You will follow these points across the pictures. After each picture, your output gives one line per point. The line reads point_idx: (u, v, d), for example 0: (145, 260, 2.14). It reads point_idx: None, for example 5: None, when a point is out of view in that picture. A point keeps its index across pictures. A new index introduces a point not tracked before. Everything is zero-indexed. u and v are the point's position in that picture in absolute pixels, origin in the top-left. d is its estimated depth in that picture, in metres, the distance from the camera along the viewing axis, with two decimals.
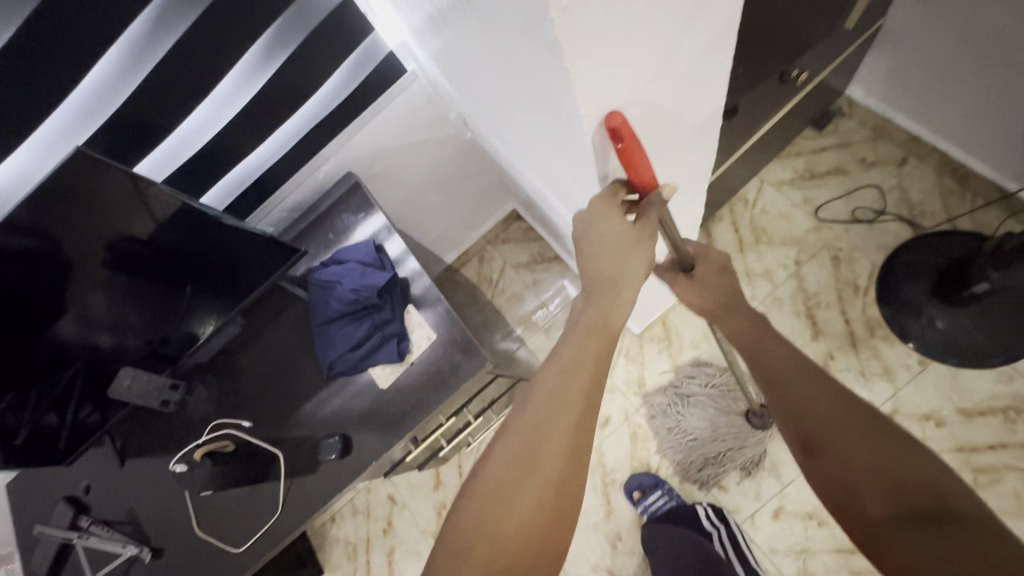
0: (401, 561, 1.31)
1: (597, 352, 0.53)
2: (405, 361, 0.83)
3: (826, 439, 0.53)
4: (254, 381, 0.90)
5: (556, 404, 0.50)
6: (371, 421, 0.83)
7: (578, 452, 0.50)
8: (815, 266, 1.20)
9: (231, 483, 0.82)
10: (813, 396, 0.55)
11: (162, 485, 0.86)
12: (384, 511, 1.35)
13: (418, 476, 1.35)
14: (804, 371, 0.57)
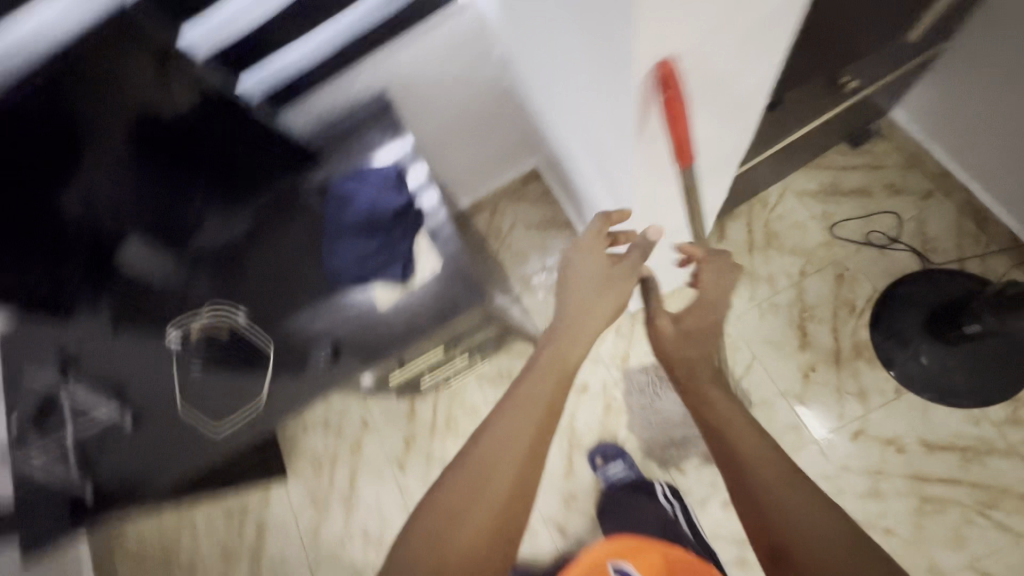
0: (363, 481, 1.36)
1: (557, 377, 0.63)
2: (407, 285, 0.85)
3: (792, 541, 0.53)
4: (256, 279, 0.91)
5: (519, 422, 0.58)
6: (365, 335, 0.85)
7: (536, 459, 0.57)
8: (818, 279, 1.21)
9: (224, 367, 0.86)
10: (777, 490, 0.57)
11: (153, 360, 0.88)
12: (355, 433, 1.39)
13: (393, 406, 1.39)
14: (773, 471, 0.59)
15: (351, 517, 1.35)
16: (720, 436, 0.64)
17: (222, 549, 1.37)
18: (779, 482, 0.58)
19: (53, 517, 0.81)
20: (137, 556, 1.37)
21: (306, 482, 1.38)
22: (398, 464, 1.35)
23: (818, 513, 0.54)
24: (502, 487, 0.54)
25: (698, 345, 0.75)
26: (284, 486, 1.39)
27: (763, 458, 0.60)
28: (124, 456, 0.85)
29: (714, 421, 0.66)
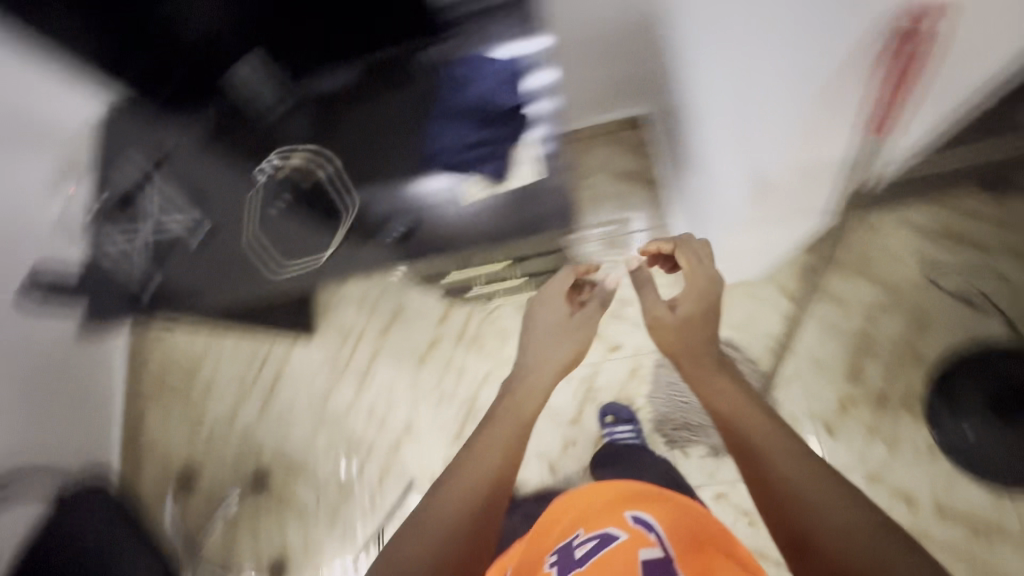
0: (381, 363, 1.42)
1: (512, 423, 0.72)
2: (501, 184, 0.82)
3: (817, 536, 0.53)
4: (353, 136, 0.90)
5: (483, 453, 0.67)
6: (444, 220, 0.84)
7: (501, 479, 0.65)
8: (892, 318, 1.15)
9: (303, 210, 0.90)
10: (799, 470, 0.58)
11: (235, 187, 0.91)
12: (386, 318, 1.43)
13: (428, 304, 1.41)
14: (806, 476, 0.57)
15: (362, 392, 1.42)
16: (738, 426, 0.65)
17: (240, 382, 1.47)
18: (812, 489, 0.56)
19: (118, 299, 0.93)
20: (164, 364, 1.47)
21: (329, 347, 1.45)
22: (418, 359, 1.40)
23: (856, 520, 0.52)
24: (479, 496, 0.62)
25: (695, 331, 0.78)
26: (308, 345, 1.46)
27: (796, 466, 0.58)
28: (182, 270, 0.91)
29: (730, 412, 0.67)
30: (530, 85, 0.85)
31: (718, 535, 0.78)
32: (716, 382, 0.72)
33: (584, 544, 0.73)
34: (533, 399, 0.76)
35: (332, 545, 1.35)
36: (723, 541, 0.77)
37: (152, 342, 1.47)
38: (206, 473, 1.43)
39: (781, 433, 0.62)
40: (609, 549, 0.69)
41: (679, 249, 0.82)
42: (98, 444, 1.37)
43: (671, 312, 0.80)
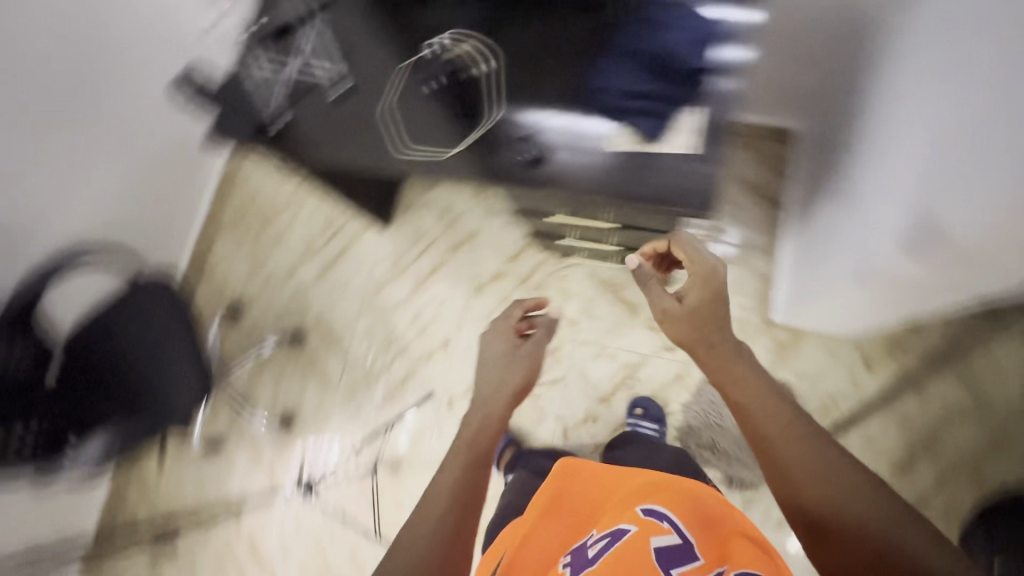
0: (441, 275, 1.44)
1: (470, 446, 0.82)
2: (648, 145, 0.81)
3: (826, 527, 0.56)
4: (522, 47, 0.90)
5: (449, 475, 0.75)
6: (580, 160, 0.84)
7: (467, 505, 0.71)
8: (963, 429, 1.09)
9: (450, 104, 0.93)
10: (742, 378, 0.71)
11: (383, 62, 0.94)
12: (460, 236, 1.44)
13: (503, 238, 1.41)
14: (881, 504, 0.55)
15: (415, 297, 1.45)
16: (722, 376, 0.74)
17: (310, 243, 1.52)
18: (846, 493, 0.56)
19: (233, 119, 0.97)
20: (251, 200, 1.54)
21: (398, 243, 1.48)
22: (476, 285, 1.41)
23: (921, 541, 0.52)
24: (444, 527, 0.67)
25: (691, 322, 0.80)
26: (383, 235, 1.49)
27: (811, 469, 0.59)
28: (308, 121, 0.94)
29: (723, 375, 0.74)
30: (722, 61, 0.81)
31: (726, 515, 0.81)
32: (789, 447, 0.61)
33: (598, 541, 0.75)
34: (489, 426, 0.88)
35: (338, 420, 1.42)
36: (732, 517, 0.81)
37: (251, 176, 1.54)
38: (252, 312, 1.50)
39: (816, 442, 0.61)
40: (625, 543, 0.72)
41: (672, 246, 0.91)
42: (167, 245, 1.44)
43: (680, 304, 0.83)
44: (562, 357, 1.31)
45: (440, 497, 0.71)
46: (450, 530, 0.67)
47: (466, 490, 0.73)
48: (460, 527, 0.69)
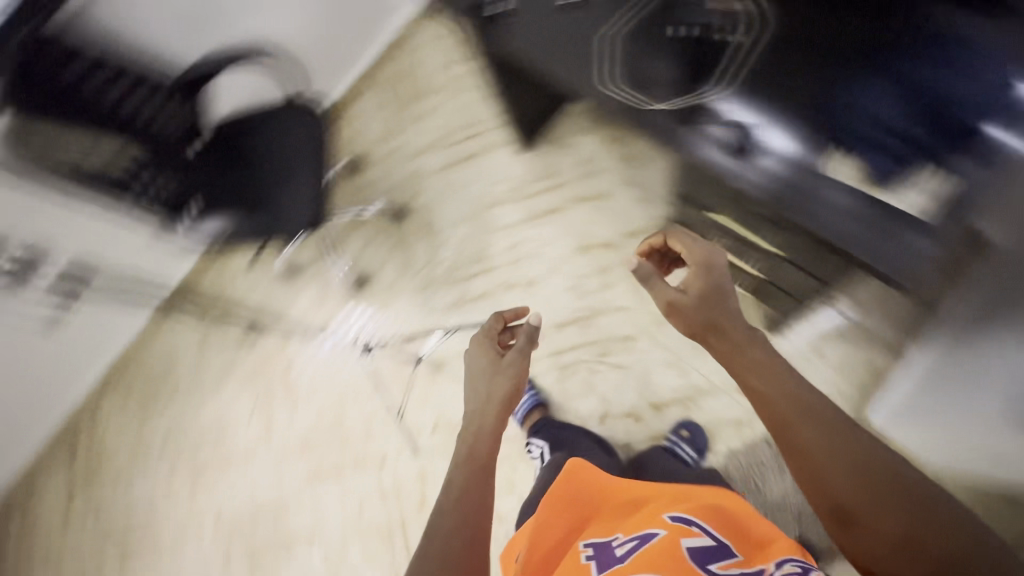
0: (556, 219, 1.41)
1: (480, 459, 0.85)
2: (875, 184, 0.96)
3: (859, 513, 0.63)
4: (820, 46, 0.84)
5: (471, 490, 0.80)
6: (804, 177, 0.98)
7: (482, 529, 0.76)
8: None
9: (666, 53, 0.96)
10: (773, 393, 0.73)
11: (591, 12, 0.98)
12: (590, 190, 1.39)
13: (631, 210, 1.35)
14: (899, 483, 0.63)
15: (523, 227, 1.43)
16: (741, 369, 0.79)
17: (444, 133, 1.50)
18: (870, 481, 0.63)
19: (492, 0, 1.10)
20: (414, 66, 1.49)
21: (528, 170, 1.44)
22: (584, 245, 1.38)
23: (939, 518, 0.61)
24: (459, 551, 0.72)
25: (708, 307, 0.88)
26: (520, 155, 1.45)
27: (830, 453, 0.66)
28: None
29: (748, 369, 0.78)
30: (1010, 121, 0.78)
31: (755, 520, 0.80)
32: (804, 434, 0.68)
33: (626, 543, 0.77)
34: (485, 442, 0.89)
35: (405, 304, 1.47)
36: (757, 519, 0.81)
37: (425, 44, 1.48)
38: (370, 173, 1.53)
39: (841, 433, 0.67)
40: (652, 545, 0.74)
41: (673, 238, 1.00)
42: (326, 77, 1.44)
43: (686, 295, 0.92)
44: (635, 348, 1.29)
45: (443, 517, 0.77)
46: (469, 532, 0.74)
47: (478, 510, 0.77)
48: (474, 522, 0.76)
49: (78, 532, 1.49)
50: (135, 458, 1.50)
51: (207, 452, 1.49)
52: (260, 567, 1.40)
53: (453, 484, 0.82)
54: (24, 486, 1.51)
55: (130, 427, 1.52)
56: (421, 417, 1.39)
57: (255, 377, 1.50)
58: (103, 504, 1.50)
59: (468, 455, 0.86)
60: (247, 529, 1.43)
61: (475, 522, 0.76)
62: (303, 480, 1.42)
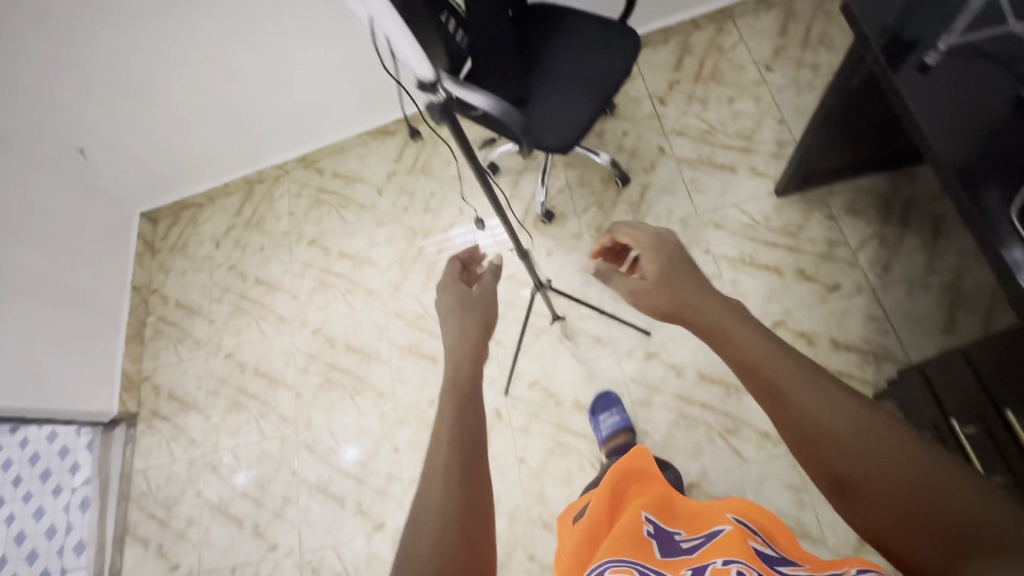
0: (765, 274, 1.29)
1: (470, 373, 0.53)
2: None
3: (862, 477, 0.37)
4: None
5: (448, 421, 0.46)
6: None
7: (477, 489, 0.42)
8: None
9: None
10: (756, 354, 0.44)
11: (985, 82, 0.72)
12: (820, 270, 1.26)
13: (849, 315, 1.21)
14: (911, 457, 0.36)
15: (729, 262, 1.32)
16: (709, 329, 0.49)
17: (708, 130, 1.46)
18: (877, 443, 0.37)
19: (861, 72, 0.96)
20: (718, 63, 1.52)
21: (768, 212, 1.34)
22: (779, 315, 1.25)
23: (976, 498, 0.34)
24: (450, 500, 0.40)
25: (686, 282, 0.56)
26: (767, 195, 1.36)
27: (831, 423, 0.39)
28: (964, 76, 0.72)
29: (719, 329, 0.48)
30: None
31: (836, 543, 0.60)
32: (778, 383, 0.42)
33: (691, 538, 0.57)
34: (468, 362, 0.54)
35: (572, 258, 1.42)
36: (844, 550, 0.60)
37: (738, 46, 1.52)
38: (620, 125, 1.53)
39: (831, 387, 0.41)
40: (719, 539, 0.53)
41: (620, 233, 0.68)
42: (641, 22, 1.56)
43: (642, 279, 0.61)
44: (765, 448, 1.17)
45: (436, 460, 0.43)
46: (465, 513, 0.40)
47: (470, 430, 0.45)
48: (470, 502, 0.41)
49: (220, 261, 1.73)
50: (290, 233, 1.70)
51: (338, 269, 1.60)
52: (320, 390, 1.47)
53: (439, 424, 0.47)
54: (211, 196, 1.83)
55: (299, 212, 1.72)
56: (529, 365, 1.34)
57: (412, 236, 1.58)
58: (246, 254, 1.72)
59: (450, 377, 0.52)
60: (329, 353, 1.51)
61: (476, 538, 0.39)
62: (396, 347, 1.46)
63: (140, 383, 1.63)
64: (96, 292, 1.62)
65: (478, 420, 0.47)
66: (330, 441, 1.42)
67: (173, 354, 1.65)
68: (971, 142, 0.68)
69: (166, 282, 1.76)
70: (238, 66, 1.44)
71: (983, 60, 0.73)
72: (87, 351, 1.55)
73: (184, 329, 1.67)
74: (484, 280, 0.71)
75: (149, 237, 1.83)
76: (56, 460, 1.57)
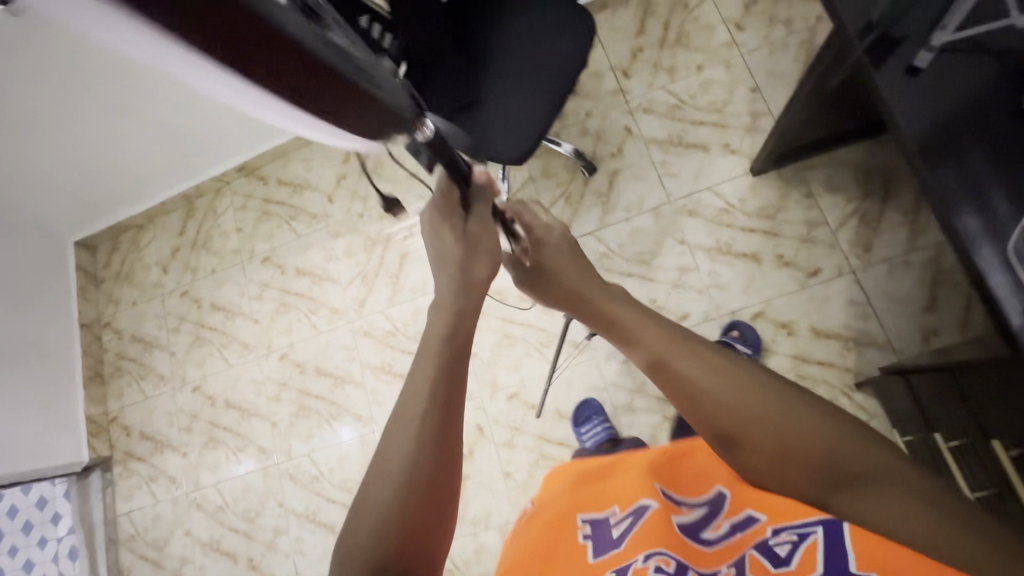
0: (744, 262, 1.23)
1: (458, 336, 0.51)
2: None
3: (750, 440, 0.45)
4: None
5: (422, 389, 0.48)
6: None
7: (444, 452, 0.47)
8: None
9: None
10: (652, 339, 0.51)
11: (983, 82, 0.63)
12: (800, 255, 1.20)
13: (830, 300, 1.17)
14: (785, 408, 0.45)
15: (706, 252, 1.25)
16: (608, 320, 0.55)
17: (678, 106, 1.34)
18: (760, 411, 0.45)
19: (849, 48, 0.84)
20: (684, 24, 1.38)
21: (744, 193, 1.26)
22: (760, 305, 1.20)
23: (835, 426, 0.44)
24: (404, 472, 0.44)
25: (583, 274, 0.61)
26: (742, 174, 1.27)
27: (722, 397, 0.46)
28: (956, 76, 0.63)
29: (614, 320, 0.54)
30: None
31: None
32: (671, 365, 0.48)
33: (621, 518, 0.56)
34: (470, 320, 0.53)
35: None
36: None
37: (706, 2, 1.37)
38: (582, 105, 1.40)
39: (720, 362, 0.48)
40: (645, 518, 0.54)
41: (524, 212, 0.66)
42: None
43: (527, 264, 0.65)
44: None
45: (402, 427, 0.47)
46: (424, 478, 0.45)
47: (449, 406, 0.48)
48: (436, 463, 0.46)
49: (171, 287, 1.63)
50: (240, 252, 1.58)
51: (297, 288, 1.51)
52: (296, 418, 1.43)
53: (418, 388, 0.48)
54: (149, 216, 1.69)
55: (248, 227, 1.60)
56: (507, 377, 1.30)
57: (371, 245, 1.47)
58: (197, 278, 1.61)
59: (446, 334, 0.51)
60: (300, 378, 1.45)
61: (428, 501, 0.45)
62: (368, 367, 1.41)
63: (108, 425, 1.57)
64: (43, 339, 1.51)
65: (456, 382, 0.50)
66: (314, 469, 1.39)
67: (137, 392, 1.58)
68: (940, 119, 0.62)
69: (117, 314, 1.66)
70: (147, 74, 1.28)
71: (983, 58, 0.63)
72: (44, 404, 1.47)
73: (146, 364, 1.59)
74: (452, 188, 0.57)
75: (90, 268, 1.71)
76: (36, 511, 1.45)
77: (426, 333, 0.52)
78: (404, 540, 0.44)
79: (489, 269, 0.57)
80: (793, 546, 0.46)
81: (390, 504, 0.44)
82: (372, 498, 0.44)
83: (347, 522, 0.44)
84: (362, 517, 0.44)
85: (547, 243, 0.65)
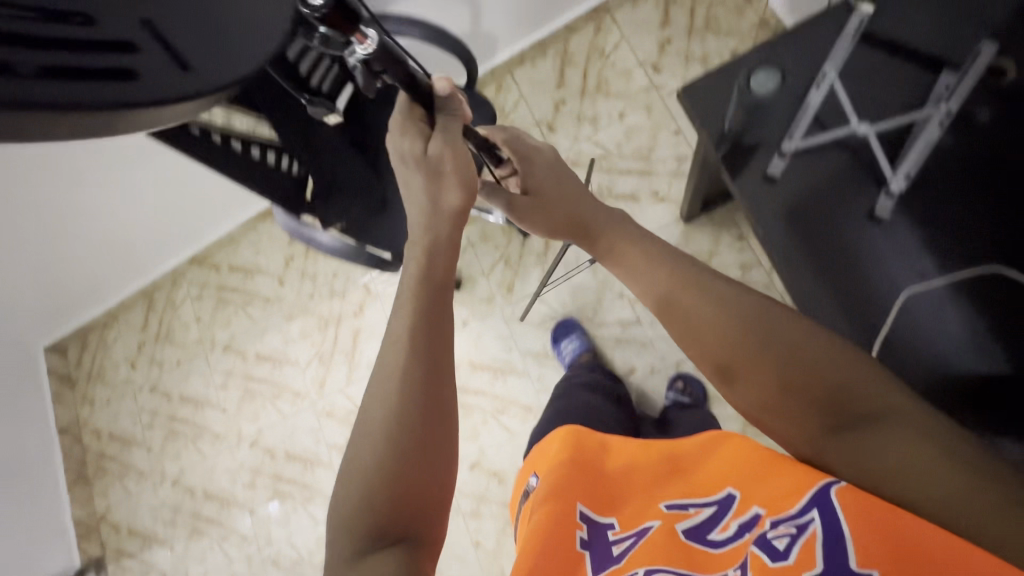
0: None
1: (429, 302, 0.52)
2: None
3: (748, 367, 0.51)
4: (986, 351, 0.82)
5: (397, 348, 0.50)
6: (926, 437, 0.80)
7: (429, 434, 0.48)
8: None
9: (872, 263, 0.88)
10: (668, 274, 0.58)
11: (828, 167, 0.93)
12: None
13: None
14: (793, 332, 0.50)
15: None
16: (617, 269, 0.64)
17: (604, 156, 1.34)
18: (759, 334, 0.51)
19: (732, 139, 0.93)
20: (602, 70, 1.38)
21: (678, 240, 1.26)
22: None
23: (831, 350, 0.49)
24: (390, 426, 0.46)
25: (593, 214, 0.68)
26: (673, 220, 1.27)
27: (725, 327, 0.53)
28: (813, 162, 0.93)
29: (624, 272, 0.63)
30: None
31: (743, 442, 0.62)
32: (682, 300, 0.56)
33: (623, 538, 0.53)
34: (441, 266, 0.55)
35: (488, 325, 1.36)
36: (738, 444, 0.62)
37: (621, 45, 1.37)
38: None
39: (724, 294, 0.55)
40: (650, 536, 0.51)
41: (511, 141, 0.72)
42: (512, 40, 1.38)
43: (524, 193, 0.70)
44: None
45: (382, 392, 0.48)
46: (410, 442, 0.46)
47: (429, 363, 0.49)
48: (421, 428, 0.47)
49: (140, 383, 1.66)
50: (202, 342, 1.61)
51: (259, 373, 1.53)
52: (273, 503, 1.46)
53: (396, 342, 0.50)
54: (112, 312, 1.71)
55: (207, 313, 1.62)
56: (466, 447, 1.32)
57: (325, 325, 1.50)
58: (165, 371, 1.64)
59: (424, 271, 0.54)
60: (272, 464, 1.48)
61: (418, 462, 0.47)
62: (334, 448, 1.43)
63: (96, 525, 1.61)
64: (26, 451, 1.56)
65: (437, 346, 0.51)
66: (293, 552, 1.42)
67: (120, 489, 1.61)
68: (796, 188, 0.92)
69: (93, 414, 1.69)
70: (91, 199, 1.31)
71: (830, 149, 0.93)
72: (30, 516, 1.51)
73: (126, 462, 1.63)
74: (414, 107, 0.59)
75: (64, 370, 1.74)
76: None
77: (401, 282, 0.54)
78: (397, 508, 0.45)
79: (462, 196, 0.57)
80: (791, 540, 0.42)
81: (374, 465, 0.45)
82: (360, 468, 0.46)
83: (338, 501, 0.46)
84: (351, 492, 0.45)
85: (541, 178, 0.71)
